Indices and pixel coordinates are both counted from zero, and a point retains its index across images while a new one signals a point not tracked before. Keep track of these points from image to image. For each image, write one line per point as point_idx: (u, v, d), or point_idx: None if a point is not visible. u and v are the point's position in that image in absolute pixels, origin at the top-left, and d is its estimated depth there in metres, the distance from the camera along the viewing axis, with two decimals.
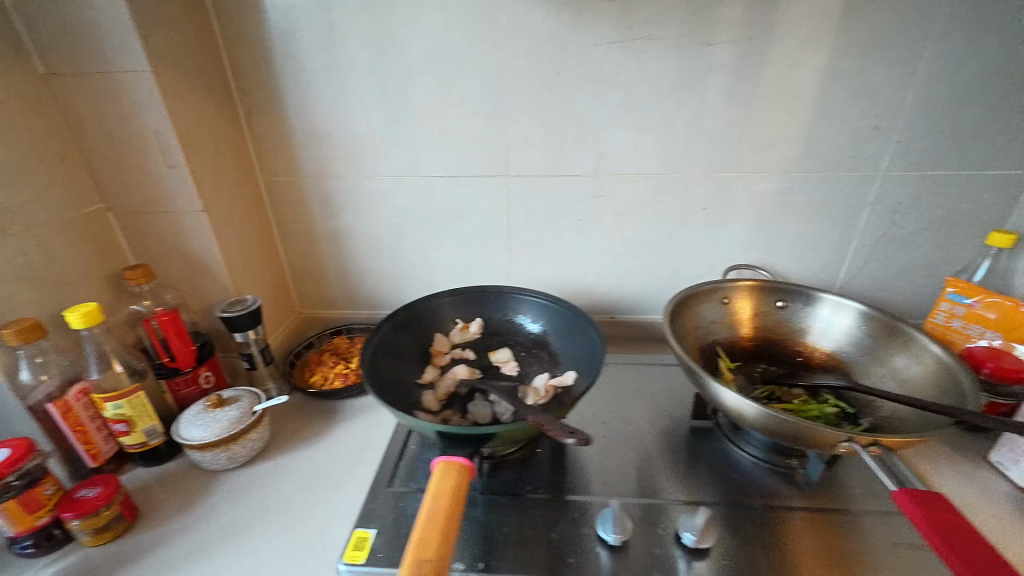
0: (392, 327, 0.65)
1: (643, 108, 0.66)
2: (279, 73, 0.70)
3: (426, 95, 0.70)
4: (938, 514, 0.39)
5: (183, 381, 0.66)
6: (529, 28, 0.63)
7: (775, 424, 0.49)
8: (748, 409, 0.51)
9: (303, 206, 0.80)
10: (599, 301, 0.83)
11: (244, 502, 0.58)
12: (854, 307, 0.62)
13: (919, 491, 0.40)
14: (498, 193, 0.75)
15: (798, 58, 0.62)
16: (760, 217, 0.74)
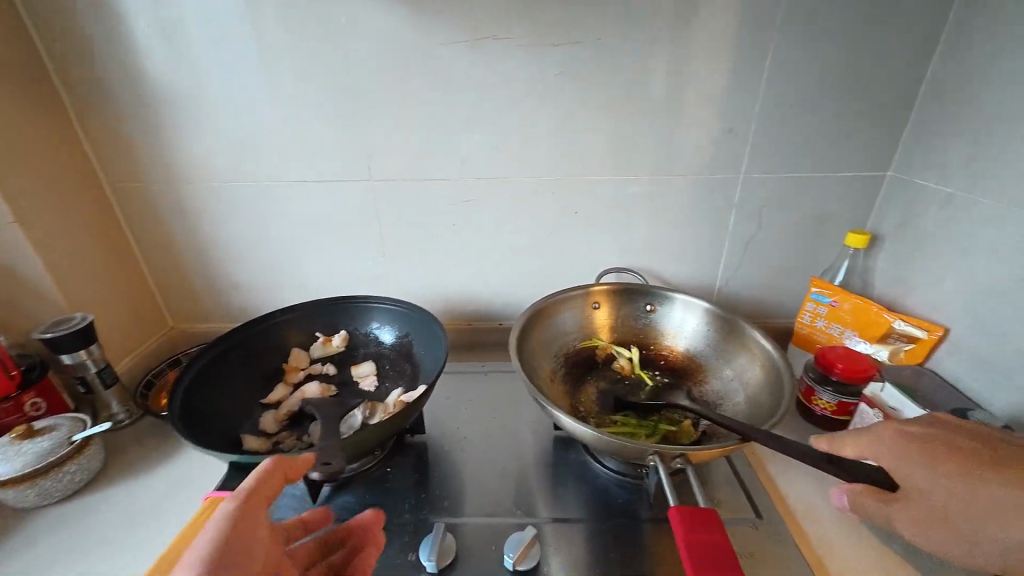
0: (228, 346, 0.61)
1: (497, 110, 0.66)
2: (108, 70, 0.64)
3: (274, 95, 0.66)
4: (705, 534, 0.38)
5: (5, 410, 0.59)
6: (370, 28, 0.61)
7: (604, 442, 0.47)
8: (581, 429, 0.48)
9: (157, 215, 0.74)
10: (483, 309, 0.81)
11: (54, 542, 0.53)
12: (705, 306, 0.63)
13: (695, 513, 0.39)
14: (365, 200, 0.72)
15: (642, 63, 0.63)
16: (633, 221, 0.74)
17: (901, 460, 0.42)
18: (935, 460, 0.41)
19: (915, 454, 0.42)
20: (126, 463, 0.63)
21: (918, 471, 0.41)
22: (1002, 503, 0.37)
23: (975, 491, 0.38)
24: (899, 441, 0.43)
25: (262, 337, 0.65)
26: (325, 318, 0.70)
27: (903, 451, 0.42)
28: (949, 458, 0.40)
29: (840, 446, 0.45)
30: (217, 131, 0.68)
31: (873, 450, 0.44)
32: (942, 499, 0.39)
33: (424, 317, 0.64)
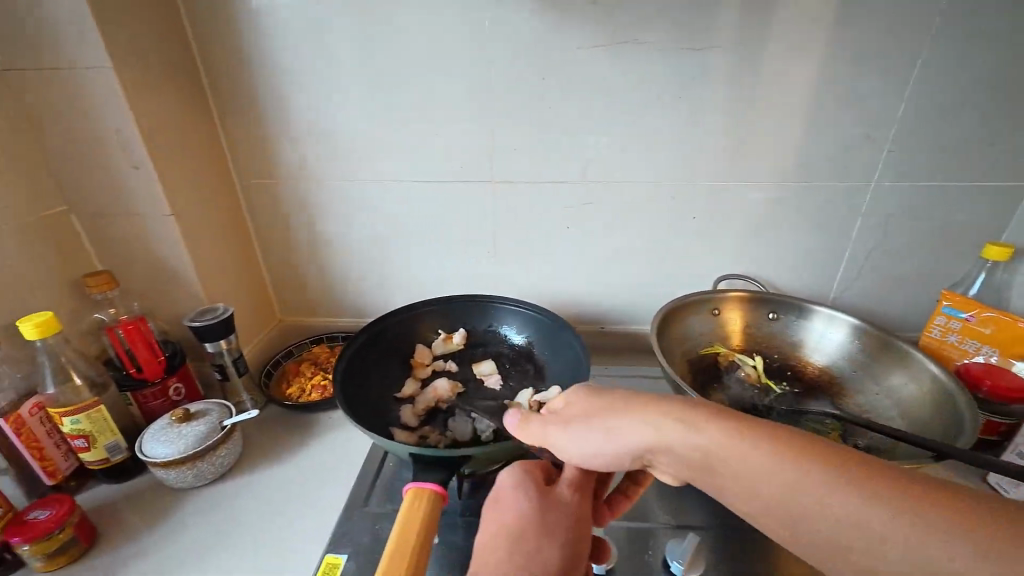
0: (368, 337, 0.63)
1: (627, 114, 0.66)
2: (252, 71, 0.67)
3: (408, 97, 0.67)
4: None
5: (152, 393, 0.62)
6: (511, 31, 0.62)
7: None
8: None
9: (281, 211, 0.77)
10: (585, 310, 0.82)
11: (213, 522, 0.55)
12: (849, 321, 0.63)
13: None
14: (484, 200, 0.73)
15: (783, 67, 0.62)
16: (751, 227, 0.73)
17: (621, 404, 0.36)
18: (676, 423, 0.33)
19: (614, 404, 0.36)
20: (262, 450, 0.65)
21: (669, 434, 0.33)
22: (829, 504, 0.27)
23: (783, 473, 0.28)
24: (593, 400, 0.38)
25: (395, 331, 0.67)
26: (448, 316, 0.72)
27: (607, 403, 0.37)
28: (701, 414, 0.32)
29: (573, 405, 0.39)
30: (349, 131, 0.70)
31: (572, 396, 0.40)
32: (658, 440, 0.33)
33: (554, 319, 0.66)
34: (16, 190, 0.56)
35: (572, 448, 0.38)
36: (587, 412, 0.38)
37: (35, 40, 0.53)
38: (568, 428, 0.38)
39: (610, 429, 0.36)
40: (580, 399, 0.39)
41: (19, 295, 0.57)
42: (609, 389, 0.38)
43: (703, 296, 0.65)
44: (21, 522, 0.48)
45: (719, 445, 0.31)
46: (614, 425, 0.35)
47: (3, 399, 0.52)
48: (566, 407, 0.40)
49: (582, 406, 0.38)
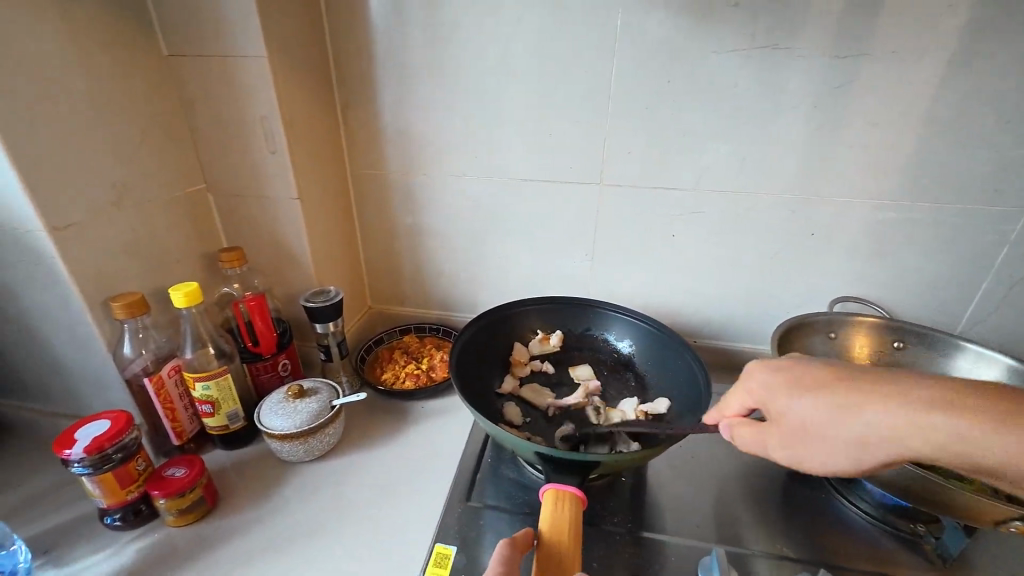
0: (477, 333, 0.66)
1: (753, 123, 0.63)
2: (377, 65, 0.69)
3: (527, 96, 0.67)
4: None
5: (264, 367, 0.64)
6: (643, 33, 0.61)
7: (907, 480, 0.46)
8: (877, 459, 0.48)
9: (388, 202, 0.79)
10: (680, 321, 0.80)
11: (321, 498, 0.57)
12: (1002, 362, 0.59)
13: None
14: (590, 203, 0.72)
15: (939, 80, 0.57)
16: (875, 249, 0.68)
17: (822, 401, 0.37)
18: (862, 410, 0.36)
19: (827, 400, 0.37)
20: (359, 432, 0.67)
21: (845, 421, 0.36)
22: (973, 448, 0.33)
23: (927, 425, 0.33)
24: (806, 397, 0.38)
25: (499, 327, 0.70)
26: (547, 317, 0.73)
27: (815, 401, 0.38)
28: (883, 406, 0.35)
29: (782, 411, 0.40)
30: (464, 127, 0.71)
31: (771, 400, 0.41)
32: (871, 435, 0.35)
33: (662, 331, 0.66)
34: (171, 169, 0.62)
35: (807, 457, 0.40)
36: (798, 420, 0.39)
37: (203, 31, 0.57)
38: (795, 435, 0.40)
39: (831, 429, 0.37)
40: (789, 403, 0.39)
41: (163, 266, 0.62)
42: (813, 376, 0.39)
43: (826, 319, 0.64)
44: (160, 477, 0.52)
45: (917, 430, 0.34)
46: (844, 425, 0.36)
47: (147, 358, 0.57)
48: (777, 412, 0.40)
49: (791, 408, 0.39)
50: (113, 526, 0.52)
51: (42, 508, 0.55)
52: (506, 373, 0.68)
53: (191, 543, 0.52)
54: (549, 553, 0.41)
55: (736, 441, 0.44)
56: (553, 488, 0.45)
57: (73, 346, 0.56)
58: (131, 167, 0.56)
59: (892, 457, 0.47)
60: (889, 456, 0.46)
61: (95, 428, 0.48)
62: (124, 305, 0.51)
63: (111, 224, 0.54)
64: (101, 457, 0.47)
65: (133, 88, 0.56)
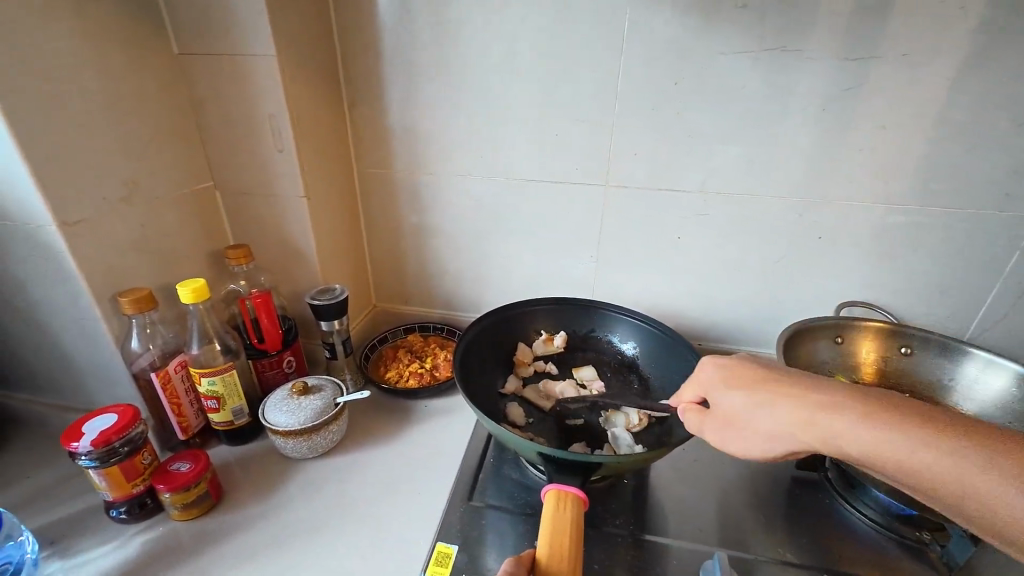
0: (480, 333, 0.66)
1: (760, 125, 0.63)
2: (385, 65, 0.69)
3: (533, 96, 0.67)
4: None
5: (269, 363, 0.65)
6: (651, 34, 0.61)
7: None
8: None
9: (394, 201, 0.79)
10: (685, 323, 0.80)
11: (324, 495, 0.57)
12: (1011, 368, 0.58)
13: None
14: (595, 204, 0.72)
15: (951, 82, 0.57)
16: (883, 252, 0.68)
17: (754, 396, 0.41)
18: (781, 406, 0.39)
19: (758, 399, 0.40)
20: (362, 430, 0.68)
21: (768, 416, 0.39)
22: (885, 451, 0.34)
23: (843, 431, 0.35)
24: (738, 393, 0.42)
25: (503, 328, 0.70)
26: (550, 318, 0.73)
27: (747, 397, 0.41)
28: (796, 406, 0.38)
29: (723, 402, 0.43)
30: (470, 127, 0.71)
31: (714, 390, 0.45)
32: (792, 429, 0.38)
33: (666, 332, 0.65)
34: (180, 166, 0.62)
35: (732, 441, 0.43)
36: (733, 408, 0.42)
37: (212, 30, 0.58)
38: (726, 424, 0.43)
39: (757, 420, 0.40)
40: (725, 394, 0.43)
41: (171, 262, 0.62)
42: (751, 376, 0.42)
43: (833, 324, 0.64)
44: (165, 472, 0.52)
45: (829, 426, 0.36)
46: (761, 416, 0.40)
47: (154, 353, 0.57)
48: (717, 401, 0.44)
49: (724, 399, 0.43)
50: (119, 519, 0.52)
51: (49, 501, 0.56)
52: (509, 374, 0.68)
53: (195, 537, 0.52)
54: (553, 551, 0.40)
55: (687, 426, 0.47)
56: (555, 488, 0.45)
57: (82, 340, 0.57)
58: (141, 164, 0.57)
59: None
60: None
61: (102, 421, 0.49)
62: (132, 300, 0.52)
63: (120, 220, 0.55)
64: (107, 450, 0.48)
65: (144, 86, 0.57)
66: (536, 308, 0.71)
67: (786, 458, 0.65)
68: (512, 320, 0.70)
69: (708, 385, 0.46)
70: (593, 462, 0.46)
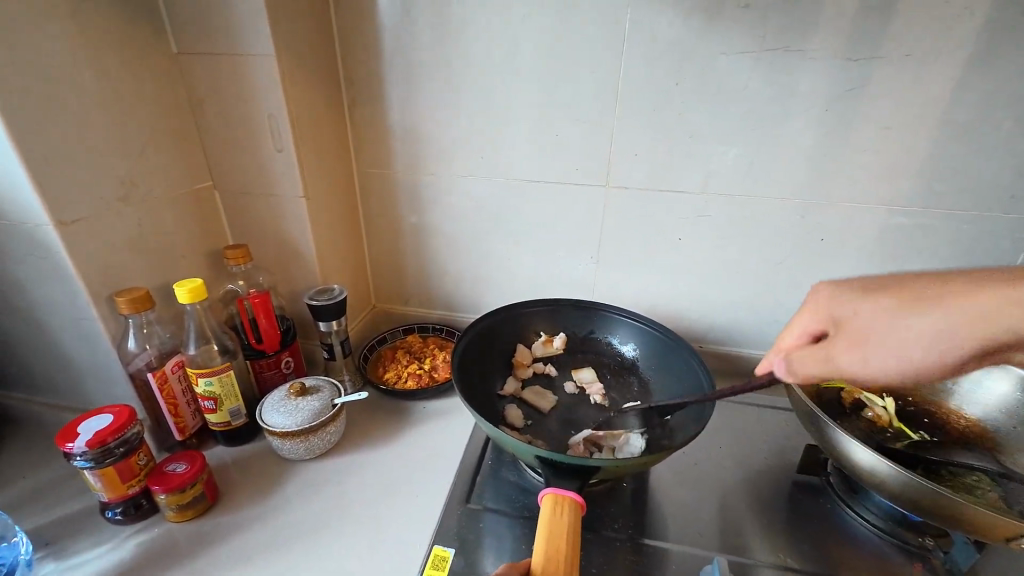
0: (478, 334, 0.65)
1: (762, 126, 0.63)
2: (385, 65, 0.69)
3: (534, 96, 0.67)
4: None
5: (267, 364, 0.65)
6: (652, 34, 0.60)
7: (916, 492, 0.45)
8: (883, 469, 0.47)
9: (393, 201, 0.79)
10: (686, 325, 0.79)
11: (321, 497, 0.57)
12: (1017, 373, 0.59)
13: None
14: (596, 205, 0.72)
15: (956, 82, 0.56)
16: (886, 255, 0.67)
17: (883, 299, 0.37)
18: (910, 314, 0.35)
19: (904, 306, 0.35)
20: (360, 431, 0.67)
21: (911, 324, 0.35)
22: (972, 315, 0.33)
23: (965, 323, 0.33)
24: (870, 302, 0.37)
25: (502, 329, 0.69)
26: (550, 320, 0.73)
27: (896, 304, 0.36)
28: (893, 299, 0.36)
29: (853, 323, 0.37)
30: (471, 126, 0.71)
31: (834, 310, 0.39)
32: (941, 330, 0.34)
33: (666, 334, 0.65)
34: (178, 165, 0.62)
35: (876, 357, 0.36)
36: (854, 317, 0.38)
37: (210, 29, 0.58)
38: (856, 343, 0.37)
39: (901, 325, 0.35)
40: (863, 307, 0.37)
41: (169, 262, 0.62)
42: (848, 303, 0.38)
43: None
44: (161, 473, 0.52)
45: (936, 327, 0.34)
46: (914, 320, 0.35)
47: (151, 353, 0.57)
48: (841, 318, 0.38)
49: (866, 318, 0.37)
50: (114, 520, 0.52)
51: (45, 501, 0.55)
52: (509, 376, 0.67)
53: (191, 539, 0.52)
54: (549, 557, 0.40)
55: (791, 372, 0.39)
56: (552, 492, 0.45)
57: (78, 339, 0.57)
58: (139, 163, 0.57)
59: (898, 467, 0.45)
60: (894, 466, 0.45)
61: (97, 422, 0.48)
62: (128, 300, 0.51)
63: (117, 219, 0.55)
64: (101, 451, 0.47)
65: (142, 85, 0.57)
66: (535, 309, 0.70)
67: (787, 461, 0.64)
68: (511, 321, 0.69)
69: (825, 306, 0.40)
70: (592, 465, 0.45)
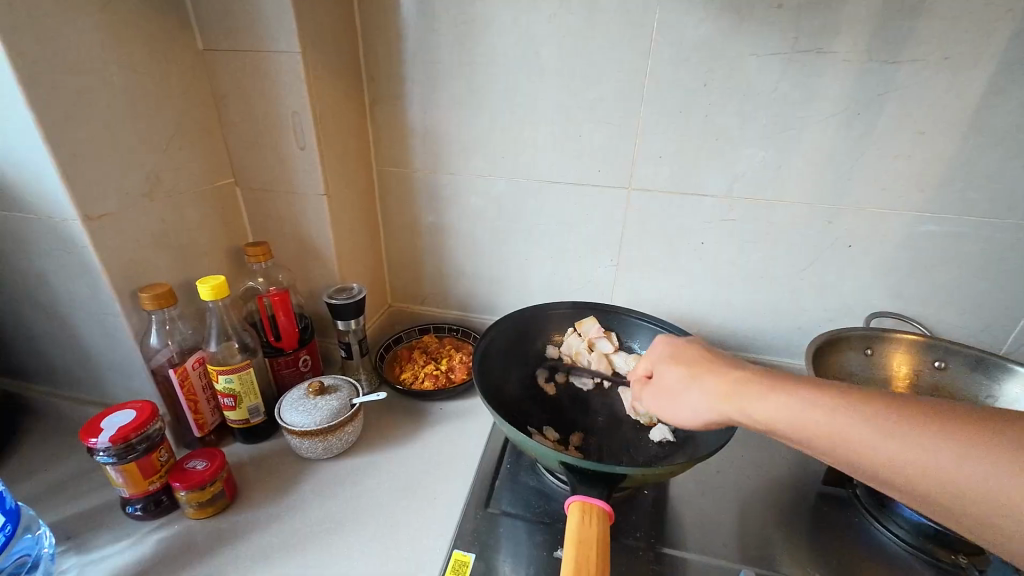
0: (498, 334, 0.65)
1: (790, 129, 0.61)
2: (407, 63, 0.69)
3: (557, 96, 0.66)
4: None
5: (286, 362, 0.64)
6: (680, 34, 0.59)
7: None
8: None
9: (412, 200, 0.79)
10: (706, 330, 0.78)
11: (338, 497, 0.57)
12: None
13: None
14: (617, 207, 0.71)
15: (996, 86, 0.54)
16: (916, 262, 0.66)
17: (725, 385, 0.38)
18: (778, 396, 0.35)
19: (693, 375, 0.41)
20: (377, 432, 0.67)
21: (778, 412, 0.35)
22: (910, 454, 0.30)
23: (923, 456, 0.29)
24: (697, 386, 0.41)
25: (522, 330, 0.69)
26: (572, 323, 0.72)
27: (686, 373, 0.42)
28: (812, 400, 0.33)
29: (672, 385, 0.43)
30: (491, 126, 0.70)
31: (660, 365, 0.45)
32: (772, 421, 0.35)
33: (690, 340, 0.64)
34: (201, 162, 0.62)
35: (669, 408, 0.42)
36: (677, 379, 0.42)
37: (237, 26, 0.58)
38: (664, 395, 0.43)
39: (687, 396, 0.41)
40: (669, 368, 0.43)
41: (191, 258, 0.62)
42: (690, 357, 0.43)
43: (864, 335, 0.64)
44: (181, 470, 0.52)
45: (847, 432, 0.32)
46: (692, 391, 0.41)
47: (173, 349, 0.57)
48: (660, 372, 0.44)
49: (670, 376, 0.43)
50: (134, 516, 0.52)
51: (66, 494, 0.56)
52: (528, 377, 0.67)
53: (210, 536, 0.51)
54: (579, 566, 0.39)
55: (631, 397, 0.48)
56: (579, 501, 0.44)
57: (101, 334, 0.57)
58: (163, 159, 0.57)
59: None
60: None
61: (120, 418, 0.48)
62: (152, 296, 0.51)
63: (142, 214, 0.55)
64: (125, 447, 0.47)
65: (168, 81, 0.57)
66: (556, 309, 0.70)
67: (811, 471, 0.63)
68: (532, 321, 0.69)
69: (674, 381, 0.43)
70: (616, 472, 0.45)
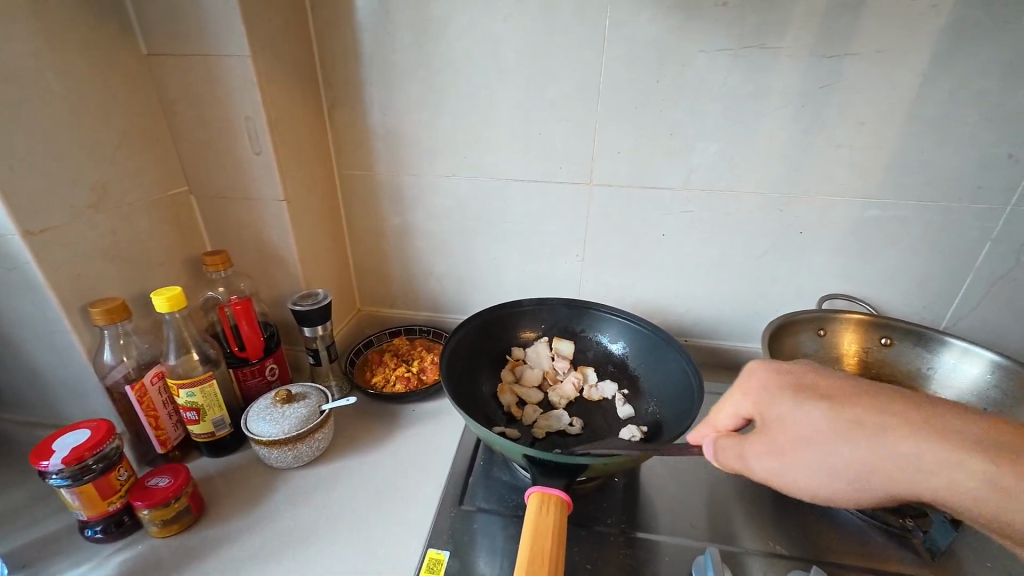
0: (467, 334, 0.66)
1: (742, 123, 0.64)
2: (365, 65, 0.68)
3: (517, 95, 0.67)
4: None
5: (250, 372, 0.63)
6: (632, 33, 0.61)
7: None
8: None
9: (376, 203, 0.78)
10: (670, 319, 0.80)
11: (310, 506, 0.56)
12: (986, 355, 0.60)
13: None
14: (580, 203, 0.72)
15: (926, 78, 0.58)
16: (861, 246, 0.69)
17: (857, 435, 0.32)
18: (950, 446, 0.30)
19: (840, 420, 0.33)
20: (349, 438, 0.66)
21: (952, 475, 0.30)
22: None
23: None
24: (800, 405, 0.35)
25: (491, 328, 0.70)
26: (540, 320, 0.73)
27: (825, 413, 0.34)
28: (975, 453, 0.30)
29: (781, 421, 0.36)
30: (454, 128, 0.70)
31: (768, 400, 0.37)
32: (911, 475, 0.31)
33: (654, 330, 0.66)
34: (152, 171, 0.60)
35: (789, 467, 0.35)
36: (797, 423, 0.35)
37: (184, 30, 0.56)
38: (769, 442, 0.36)
39: (816, 444, 0.34)
40: (786, 405, 0.36)
41: (145, 271, 0.60)
42: (827, 387, 0.35)
43: (813, 316, 0.67)
44: (143, 488, 0.50)
45: (935, 472, 0.31)
46: (833, 443, 0.33)
47: (129, 365, 0.56)
48: (767, 414, 0.37)
49: (792, 414, 0.35)
50: (94, 538, 0.50)
51: (19, 522, 0.53)
52: (497, 377, 0.68)
53: (176, 554, 0.50)
54: (535, 551, 0.40)
55: (719, 459, 0.39)
56: (538, 491, 0.45)
57: (51, 353, 0.55)
58: (108, 169, 0.55)
59: None
60: None
61: (74, 438, 0.47)
62: (103, 311, 0.50)
63: (88, 227, 0.53)
64: (80, 468, 0.46)
65: (111, 89, 0.55)
66: (524, 306, 0.71)
67: None
68: (501, 319, 0.70)
69: (799, 428, 0.35)
70: (584, 462, 0.45)
